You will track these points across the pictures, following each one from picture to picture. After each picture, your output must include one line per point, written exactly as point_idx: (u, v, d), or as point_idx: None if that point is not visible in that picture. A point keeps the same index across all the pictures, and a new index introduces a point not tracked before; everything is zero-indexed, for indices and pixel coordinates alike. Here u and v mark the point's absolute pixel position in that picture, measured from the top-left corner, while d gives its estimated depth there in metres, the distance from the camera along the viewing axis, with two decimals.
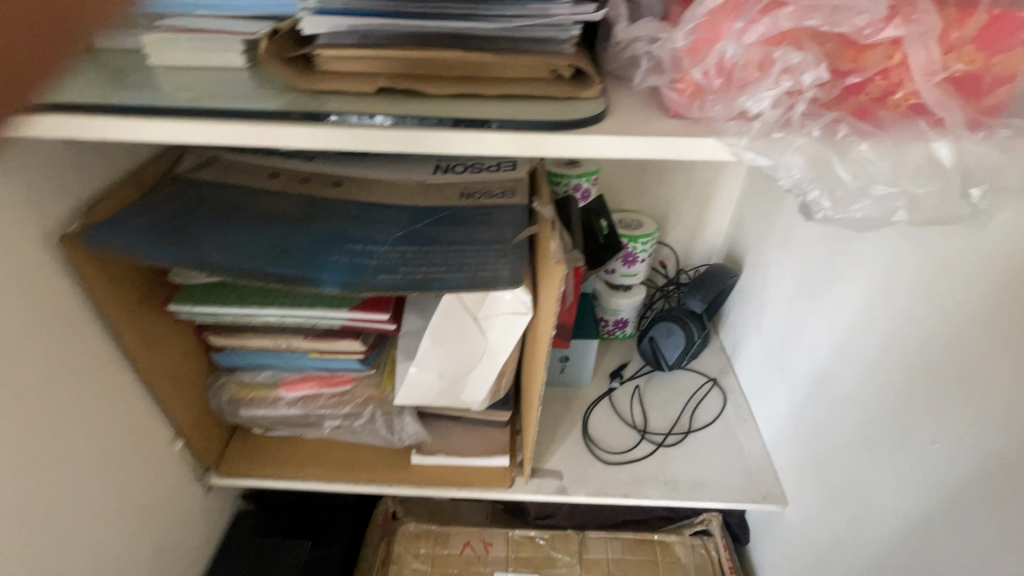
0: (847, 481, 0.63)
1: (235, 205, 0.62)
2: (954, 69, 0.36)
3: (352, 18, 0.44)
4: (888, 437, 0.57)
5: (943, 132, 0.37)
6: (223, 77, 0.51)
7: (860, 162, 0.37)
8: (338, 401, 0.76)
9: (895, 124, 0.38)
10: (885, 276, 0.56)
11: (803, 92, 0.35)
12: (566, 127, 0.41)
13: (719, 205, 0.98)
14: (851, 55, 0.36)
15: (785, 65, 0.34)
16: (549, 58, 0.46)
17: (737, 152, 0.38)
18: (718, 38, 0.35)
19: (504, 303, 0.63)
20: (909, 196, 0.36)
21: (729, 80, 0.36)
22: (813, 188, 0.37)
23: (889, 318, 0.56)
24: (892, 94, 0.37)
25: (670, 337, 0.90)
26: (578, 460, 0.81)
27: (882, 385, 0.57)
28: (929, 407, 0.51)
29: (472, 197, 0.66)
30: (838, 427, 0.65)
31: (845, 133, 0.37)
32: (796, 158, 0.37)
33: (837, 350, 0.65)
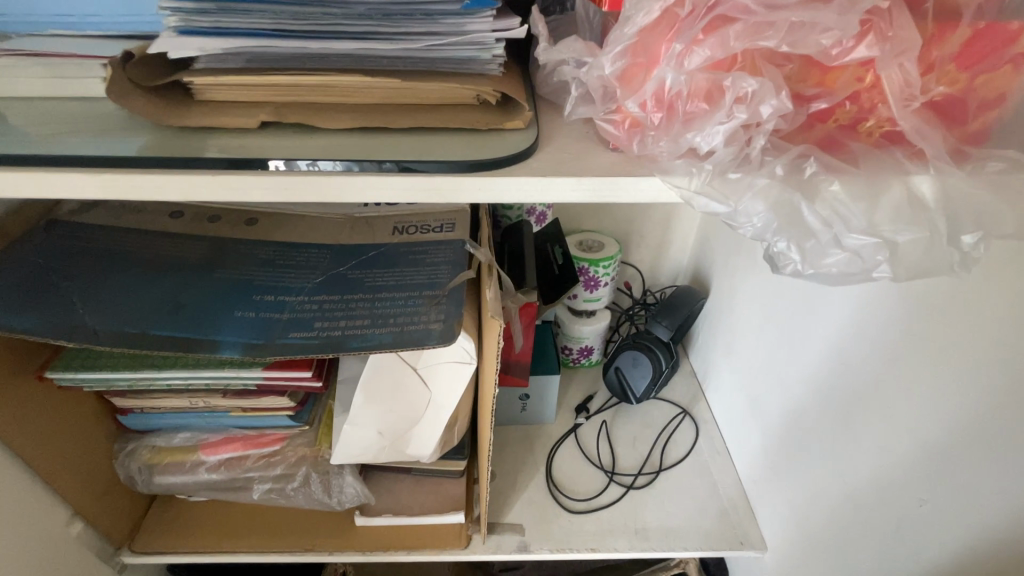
0: (829, 534, 0.58)
1: (124, 254, 0.53)
2: (934, 92, 0.30)
3: (225, 38, 0.36)
4: (871, 491, 0.51)
5: (925, 164, 0.31)
6: (84, 110, 0.42)
7: (831, 205, 0.31)
8: (267, 463, 0.68)
9: (869, 156, 0.32)
10: (859, 313, 0.51)
11: (761, 125, 0.29)
12: (487, 167, 0.34)
13: (683, 223, 0.93)
14: (816, 78, 0.30)
15: (738, 95, 0.28)
16: (468, 83, 0.39)
17: (687, 196, 0.32)
18: (656, 62, 0.29)
19: (444, 352, 0.56)
20: (891, 245, 0.30)
21: (672, 112, 0.30)
22: (779, 238, 0.31)
23: (865, 361, 0.51)
24: (864, 122, 0.32)
25: (637, 368, 0.84)
26: (541, 510, 0.74)
27: (862, 433, 0.52)
28: (914, 464, 0.46)
29: (405, 233, 0.59)
30: (816, 473, 0.59)
31: (812, 170, 0.31)
32: (757, 203, 0.31)
33: (811, 391, 0.60)
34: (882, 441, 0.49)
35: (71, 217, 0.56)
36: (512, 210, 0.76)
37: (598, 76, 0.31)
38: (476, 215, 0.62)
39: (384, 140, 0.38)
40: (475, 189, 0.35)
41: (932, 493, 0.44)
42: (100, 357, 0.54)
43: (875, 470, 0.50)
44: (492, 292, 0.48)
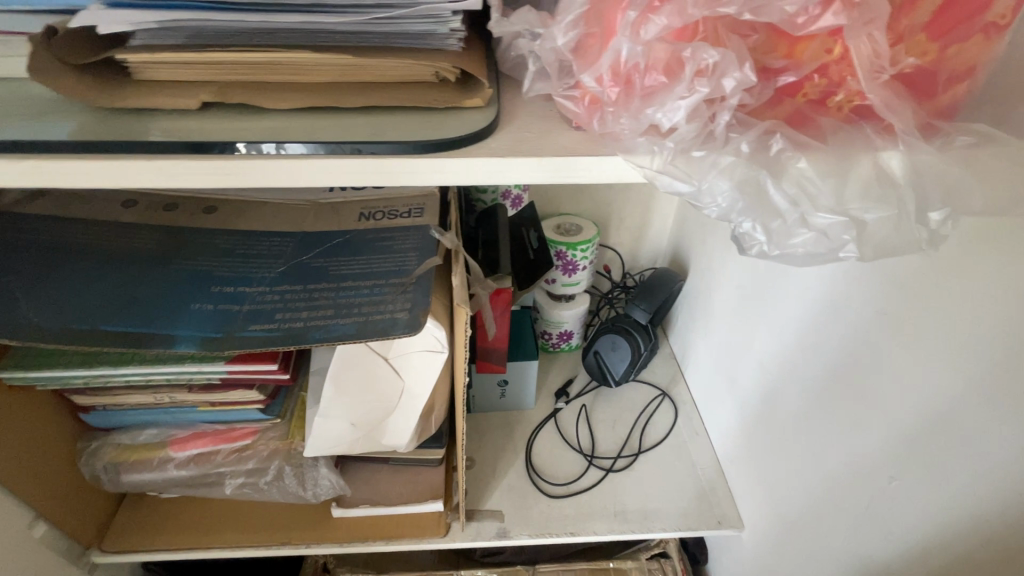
0: (804, 511, 0.58)
1: (73, 246, 0.51)
2: (904, 64, 0.29)
3: (158, 12, 0.33)
4: (843, 467, 0.52)
5: (895, 140, 0.30)
6: (14, 92, 0.39)
7: (799, 182, 0.30)
8: (238, 457, 0.66)
9: (838, 132, 0.31)
10: (832, 292, 0.51)
11: (725, 100, 0.28)
12: (444, 148, 0.33)
13: (661, 205, 0.92)
14: (782, 49, 0.28)
15: (699, 67, 0.26)
16: (425, 59, 0.37)
17: (651, 176, 0.31)
18: (612, 34, 0.27)
19: (414, 341, 0.54)
20: (858, 223, 0.29)
21: (630, 87, 0.28)
22: (744, 218, 0.30)
23: (841, 343, 0.50)
24: (832, 96, 0.30)
25: (616, 351, 0.84)
26: (521, 495, 0.74)
27: (835, 410, 0.52)
28: (887, 440, 0.46)
29: (372, 219, 0.57)
30: (791, 451, 0.60)
31: (779, 147, 0.30)
32: (722, 182, 0.30)
33: (788, 373, 0.59)
34: (858, 424, 0.49)
35: (14, 208, 0.53)
36: (486, 194, 0.74)
37: (555, 48, 0.29)
38: (447, 199, 0.61)
39: (336, 121, 0.36)
40: (432, 172, 0.33)
41: (907, 476, 0.44)
42: (52, 354, 0.52)
43: (851, 453, 0.50)
44: (460, 279, 0.46)
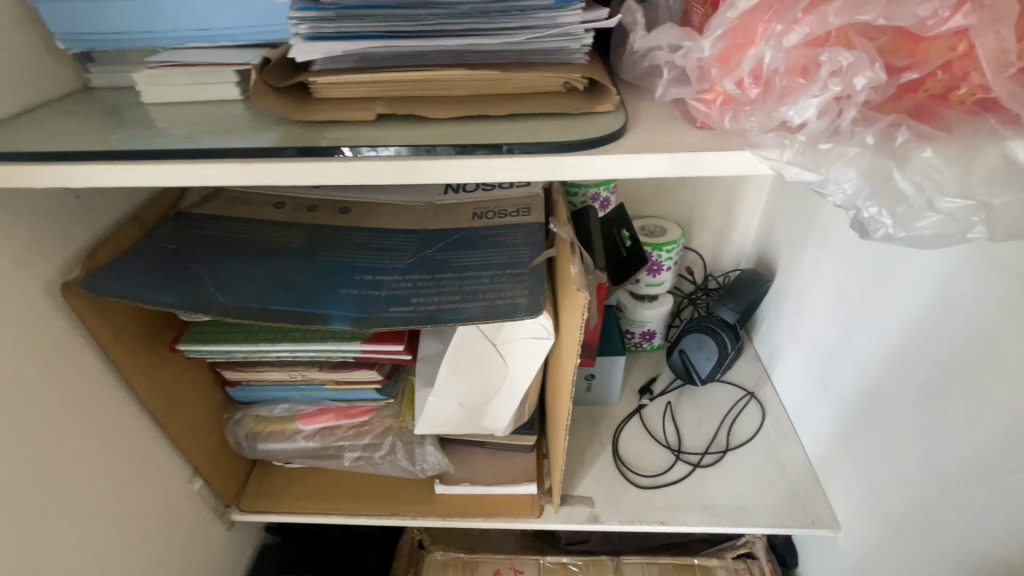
0: (911, 508, 0.58)
1: (240, 240, 0.60)
2: None
3: (346, 42, 0.41)
4: (956, 462, 0.51)
5: (1022, 130, 0.32)
6: (218, 111, 0.48)
7: (924, 170, 0.32)
8: (357, 432, 0.74)
9: (962, 123, 0.33)
10: (944, 287, 0.51)
11: (853, 97, 0.31)
12: (584, 146, 0.37)
13: (746, 207, 0.93)
14: (908, 49, 0.31)
15: (834, 68, 0.30)
16: (560, 72, 0.42)
17: (778, 167, 0.34)
18: (751, 43, 0.31)
19: (523, 328, 0.59)
20: (986, 207, 0.31)
21: (766, 89, 0.32)
22: (870, 204, 0.32)
23: (953, 336, 0.50)
24: (955, 90, 0.33)
25: (702, 350, 0.86)
26: (609, 484, 0.77)
27: (947, 404, 0.52)
28: (1008, 431, 0.45)
29: (484, 217, 0.63)
30: (896, 448, 0.59)
31: (905, 138, 0.32)
32: (848, 171, 0.32)
33: (891, 371, 0.59)
34: (974, 418, 0.49)
35: (192, 208, 0.63)
36: (577, 197, 0.79)
37: (694, 58, 0.33)
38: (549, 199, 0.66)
39: (485, 127, 0.42)
40: (571, 168, 0.38)
41: None
42: (221, 330, 0.61)
43: (967, 450, 0.50)
44: (575, 269, 0.51)
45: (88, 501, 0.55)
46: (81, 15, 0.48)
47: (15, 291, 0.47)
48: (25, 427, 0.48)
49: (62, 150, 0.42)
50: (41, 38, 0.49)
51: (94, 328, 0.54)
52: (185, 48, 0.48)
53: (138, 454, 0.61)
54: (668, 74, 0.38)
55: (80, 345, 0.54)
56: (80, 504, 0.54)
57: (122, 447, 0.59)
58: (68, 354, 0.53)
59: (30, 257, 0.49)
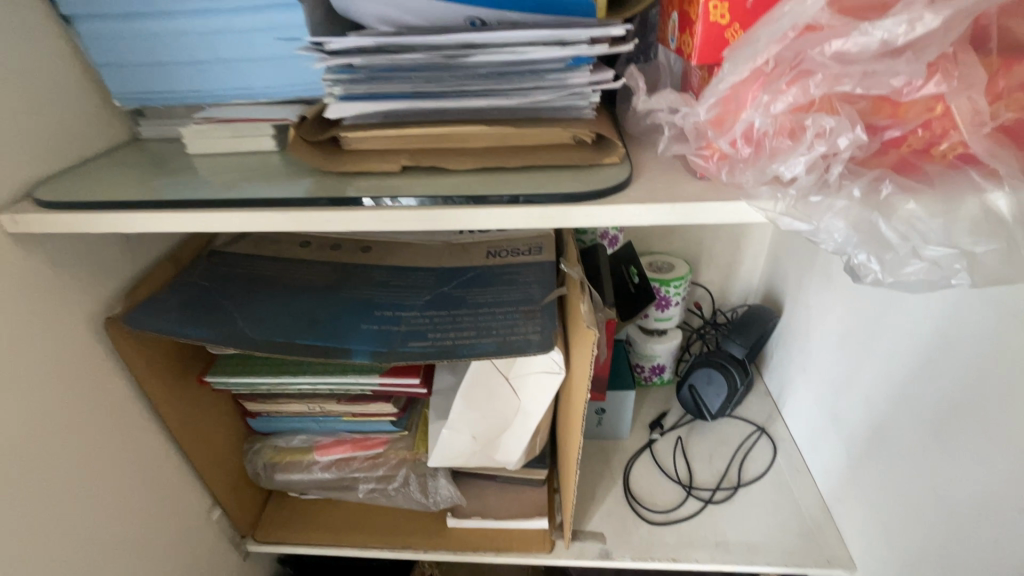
0: (925, 547, 0.57)
1: (268, 278, 0.64)
2: (1004, 117, 0.33)
3: (375, 102, 0.45)
4: (968, 500, 0.51)
5: (1001, 183, 0.34)
6: (255, 161, 0.52)
7: (908, 221, 0.34)
8: (371, 464, 0.76)
9: (943, 177, 0.35)
10: (946, 325, 0.52)
11: (838, 155, 0.34)
12: (594, 196, 0.41)
13: (752, 244, 0.96)
14: (888, 111, 0.34)
15: (819, 130, 0.33)
16: (570, 127, 0.46)
17: (772, 217, 0.36)
18: (742, 109, 0.34)
19: (535, 362, 0.62)
20: (967, 256, 0.34)
21: (758, 149, 0.35)
22: (859, 251, 0.35)
23: (958, 374, 0.51)
24: (937, 146, 0.35)
25: (712, 384, 0.87)
26: (621, 520, 0.77)
27: (956, 442, 0.52)
28: (1016, 469, 0.46)
29: (497, 256, 0.66)
30: (908, 486, 0.59)
31: (889, 190, 0.35)
32: (837, 222, 0.35)
33: (899, 407, 0.60)
34: (983, 456, 0.49)
35: (224, 248, 0.67)
36: (587, 235, 0.82)
37: (691, 121, 0.37)
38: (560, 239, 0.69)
39: (501, 177, 0.45)
40: (581, 215, 0.41)
41: None
42: (247, 363, 0.64)
43: (977, 489, 0.50)
44: (585, 307, 0.54)
45: (116, 530, 0.57)
46: (136, 77, 0.53)
47: (63, 327, 0.51)
48: (65, 458, 0.51)
49: (114, 200, 0.46)
50: (99, 97, 0.54)
51: (131, 360, 0.57)
52: (227, 105, 0.54)
53: (166, 483, 0.64)
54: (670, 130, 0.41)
55: (118, 377, 0.57)
56: (107, 534, 0.56)
57: (150, 478, 0.62)
58: (107, 384, 0.56)
59: (79, 295, 0.52)
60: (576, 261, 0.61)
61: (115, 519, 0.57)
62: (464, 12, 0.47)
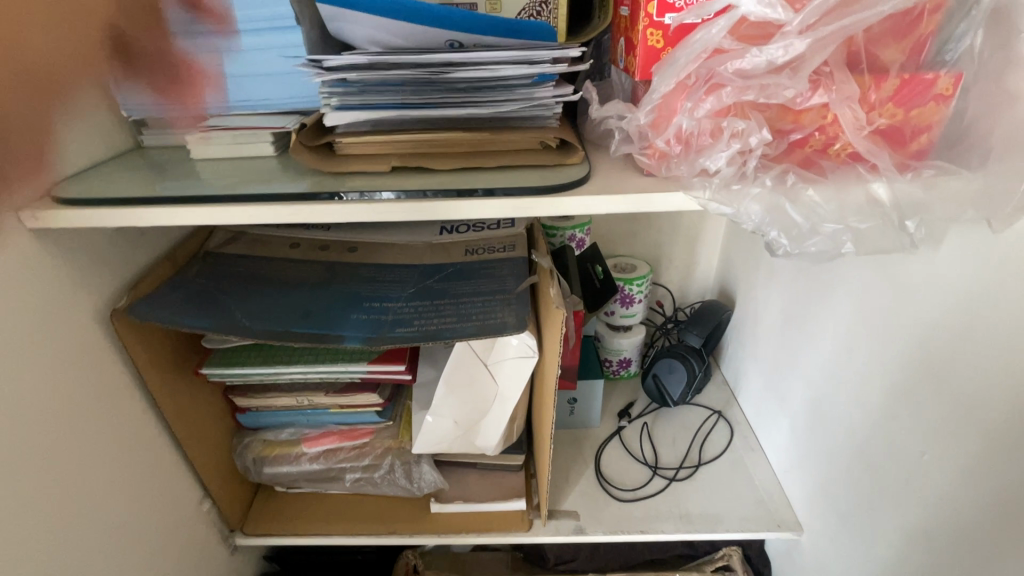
0: (854, 500, 0.65)
1: (261, 275, 0.68)
2: (878, 123, 0.42)
3: (368, 111, 0.51)
4: (882, 452, 0.59)
5: (880, 174, 0.43)
6: (255, 165, 0.58)
7: (810, 206, 0.43)
8: (357, 453, 0.80)
9: (836, 170, 0.44)
10: (859, 302, 0.61)
11: (752, 151, 0.42)
12: (558, 189, 0.48)
13: (707, 246, 1.05)
14: (790, 117, 0.42)
15: (734, 131, 0.41)
16: (538, 133, 0.53)
17: (704, 204, 0.44)
18: (673, 114, 0.43)
19: (510, 348, 0.68)
20: (853, 230, 0.42)
21: (687, 146, 0.44)
22: (772, 229, 0.43)
23: (868, 343, 0.60)
24: (832, 146, 0.43)
25: (673, 373, 0.94)
26: (593, 498, 0.83)
27: (871, 402, 0.60)
28: (914, 418, 0.54)
29: (475, 253, 0.72)
30: (838, 448, 0.67)
31: (794, 180, 0.43)
32: (754, 206, 0.43)
33: (829, 378, 0.68)
34: (890, 411, 0.57)
35: (218, 249, 0.72)
36: (556, 236, 0.90)
37: (635, 126, 0.45)
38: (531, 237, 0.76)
39: (479, 176, 0.52)
40: (548, 207, 0.48)
41: (936, 449, 0.52)
42: (242, 355, 0.68)
43: (897, 450, 0.56)
44: (555, 292, 0.61)
45: (115, 516, 0.59)
46: (143, 90, 0.58)
47: (72, 317, 0.55)
48: (69, 443, 0.54)
49: (125, 197, 0.50)
50: (107, 108, 0.59)
51: (132, 352, 0.61)
52: (228, 115, 0.59)
53: (162, 474, 0.67)
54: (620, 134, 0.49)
55: (119, 368, 0.61)
56: (108, 519, 0.58)
57: (146, 468, 0.64)
58: (109, 374, 0.59)
59: (85, 288, 0.56)
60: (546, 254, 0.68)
61: (114, 506, 0.59)
62: (444, 36, 0.54)
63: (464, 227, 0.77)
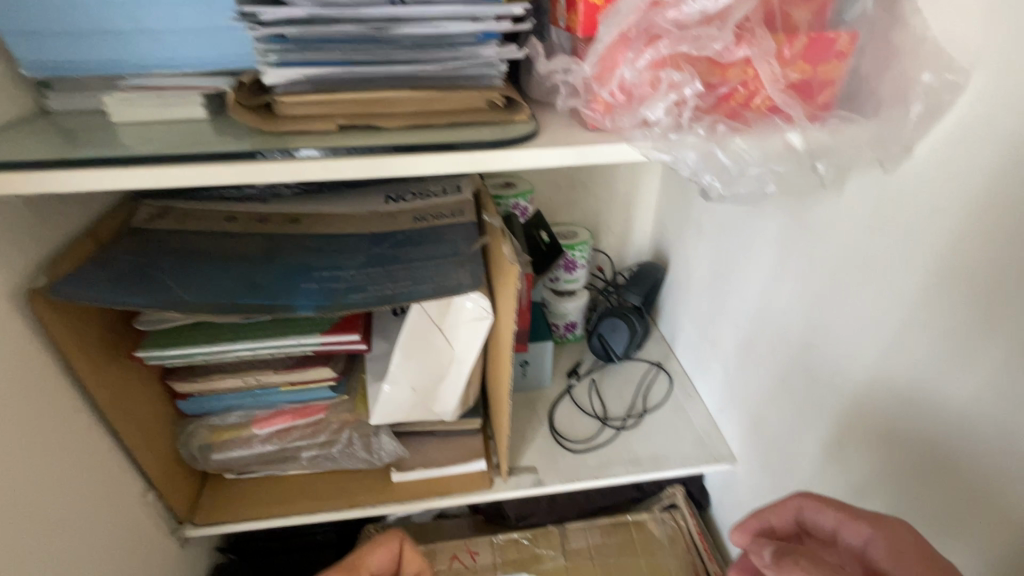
0: (775, 426, 0.74)
1: (197, 249, 0.65)
2: (792, 77, 0.47)
3: (311, 67, 0.50)
4: (797, 380, 0.68)
5: (795, 124, 0.48)
6: (187, 128, 0.55)
7: (737, 152, 0.47)
8: (312, 430, 0.78)
9: (758, 122, 0.49)
10: (778, 247, 0.68)
11: (686, 102, 0.46)
12: (508, 143, 0.50)
13: (641, 211, 1.11)
14: (718, 72, 0.46)
15: (670, 82, 0.45)
16: (483, 92, 0.54)
17: (646, 153, 0.48)
18: (615, 67, 0.45)
19: (466, 311, 0.69)
20: (773, 173, 0.48)
21: (629, 97, 0.47)
22: (705, 175, 0.48)
23: (785, 284, 0.67)
24: (753, 100, 0.48)
25: (616, 332, 1.00)
26: (549, 453, 0.87)
27: (788, 338, 0.68)
28: (823, 348, 0.62)
29: (424, 219, 0.73)
30: (761, 381, 0.76)
31: (724, 129, 0.47)
32: (689, 153, 0.47)
33: (753, 319, 0.76)
34: (803, 342, 0.65)
35: (144, 224, 0.67)
36: (501, 204, 0.92)
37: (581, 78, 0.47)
38: (478, 203, 0.77)
39: (427, 134, 0.53)
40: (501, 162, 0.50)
41: (840, 373, 0.60)
42: (181, 335, 0.65)
43: (824, 381, 0.62)
44: (507, 250, 0.63)
45: (50, 513, 0.55)
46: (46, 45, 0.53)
47: None
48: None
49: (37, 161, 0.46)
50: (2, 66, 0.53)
51: (56, 335, 0.56)
52: (149, 74, 0.55)
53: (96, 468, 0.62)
54: (565, 89, 0.51)
55: (40, 354, 0.56)
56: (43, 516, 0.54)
57: (80, 461, 0.60)
58: (29, 361, 0.54)
59: None
60: (495, 216, 0.69)
61: (48, 502, 0.55)
62: None
63: (410, 195, 0.77)
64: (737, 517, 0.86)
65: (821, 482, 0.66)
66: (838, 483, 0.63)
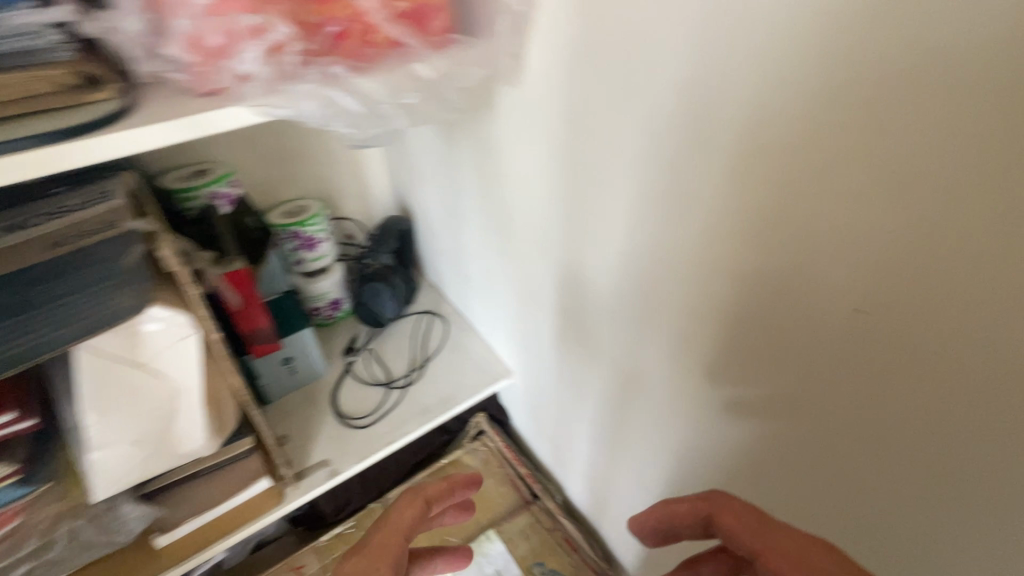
0: (546, 340, 0.77)
1: None
2: (399, 7, 0.46)
3: None
4: (563, 303, 0.68)
5: (417, 55, 0.49)
6: None
7: (360, 92, 0.47)
8: (10, 546, 0.61)
9: (381, 58, 0.48)
10: (532, 168, 0.60)
11: (282, 48, 0.43)
12: (81, 131, 0.41)
13: (373, 167, 1.07)
14: (314, 9, 0.43)
15: (251, 27, 0.41)
16: (43, 69, 0.39)
17: (261, 110, 0.45)
18: (178, 14, 0.40)
19: (156, 335, 0.57)
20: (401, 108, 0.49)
21: (214, 51, 0.42)
22: (336, 121, 0.47)
23: (541, 209, 0.62)
24: (372, 35, 0.47)
25: (378, 296, 0.97)
26: (339, 439, 0.84)
27: (551, 264, 0.66)
28: (589, 274, 0.60)
29: (65, 244, 0.50)
30: (531, 301, 0.75)
31: (340, 71, 0.46)
32: (309, 103, 0.45)
33: (513, 243, 0.72)
34: (569, 268, 0.63)
35: None
36: (192, 198, 0.78)
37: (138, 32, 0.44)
38: (138, 202, 0.63)
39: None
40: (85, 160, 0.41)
41: (604, 300, 0.60)
42: None
43: (615, 304, 0.59)
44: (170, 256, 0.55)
45: None
46: None
47: None
48: None
49: None
50: None
51: None
52: None
53: None
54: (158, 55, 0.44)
55: None
56: None
57: None
58: None
59: None
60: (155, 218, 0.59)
61: None
62: None
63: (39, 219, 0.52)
64: (528, 421, 0.95)
65: (584, 386, 0.72)
66: (653, 405, 0.61)
